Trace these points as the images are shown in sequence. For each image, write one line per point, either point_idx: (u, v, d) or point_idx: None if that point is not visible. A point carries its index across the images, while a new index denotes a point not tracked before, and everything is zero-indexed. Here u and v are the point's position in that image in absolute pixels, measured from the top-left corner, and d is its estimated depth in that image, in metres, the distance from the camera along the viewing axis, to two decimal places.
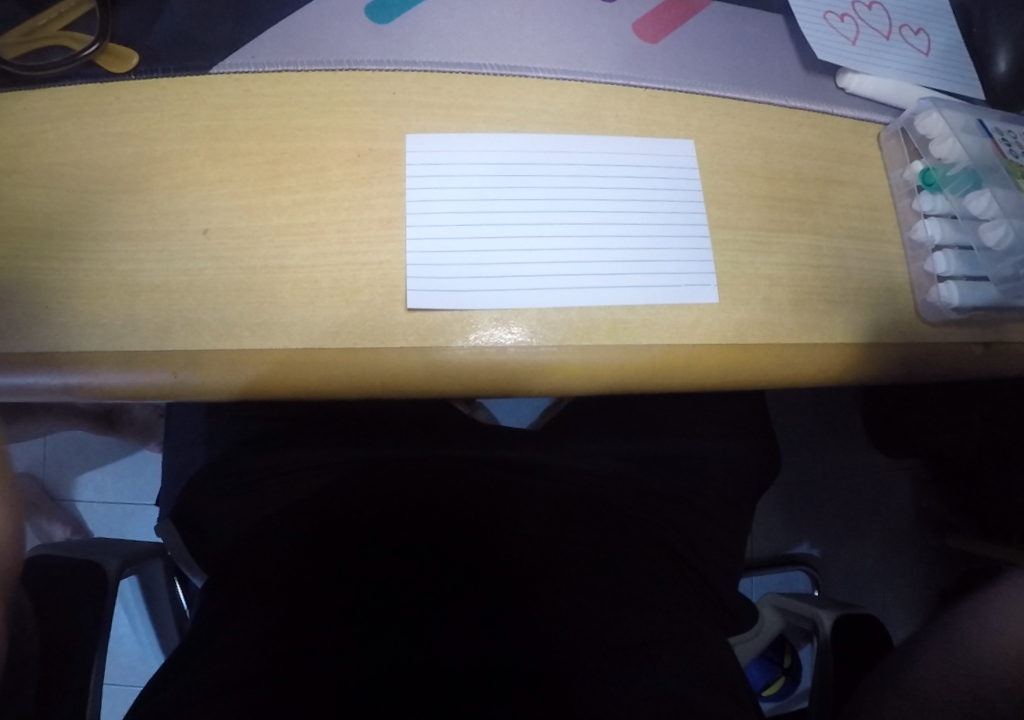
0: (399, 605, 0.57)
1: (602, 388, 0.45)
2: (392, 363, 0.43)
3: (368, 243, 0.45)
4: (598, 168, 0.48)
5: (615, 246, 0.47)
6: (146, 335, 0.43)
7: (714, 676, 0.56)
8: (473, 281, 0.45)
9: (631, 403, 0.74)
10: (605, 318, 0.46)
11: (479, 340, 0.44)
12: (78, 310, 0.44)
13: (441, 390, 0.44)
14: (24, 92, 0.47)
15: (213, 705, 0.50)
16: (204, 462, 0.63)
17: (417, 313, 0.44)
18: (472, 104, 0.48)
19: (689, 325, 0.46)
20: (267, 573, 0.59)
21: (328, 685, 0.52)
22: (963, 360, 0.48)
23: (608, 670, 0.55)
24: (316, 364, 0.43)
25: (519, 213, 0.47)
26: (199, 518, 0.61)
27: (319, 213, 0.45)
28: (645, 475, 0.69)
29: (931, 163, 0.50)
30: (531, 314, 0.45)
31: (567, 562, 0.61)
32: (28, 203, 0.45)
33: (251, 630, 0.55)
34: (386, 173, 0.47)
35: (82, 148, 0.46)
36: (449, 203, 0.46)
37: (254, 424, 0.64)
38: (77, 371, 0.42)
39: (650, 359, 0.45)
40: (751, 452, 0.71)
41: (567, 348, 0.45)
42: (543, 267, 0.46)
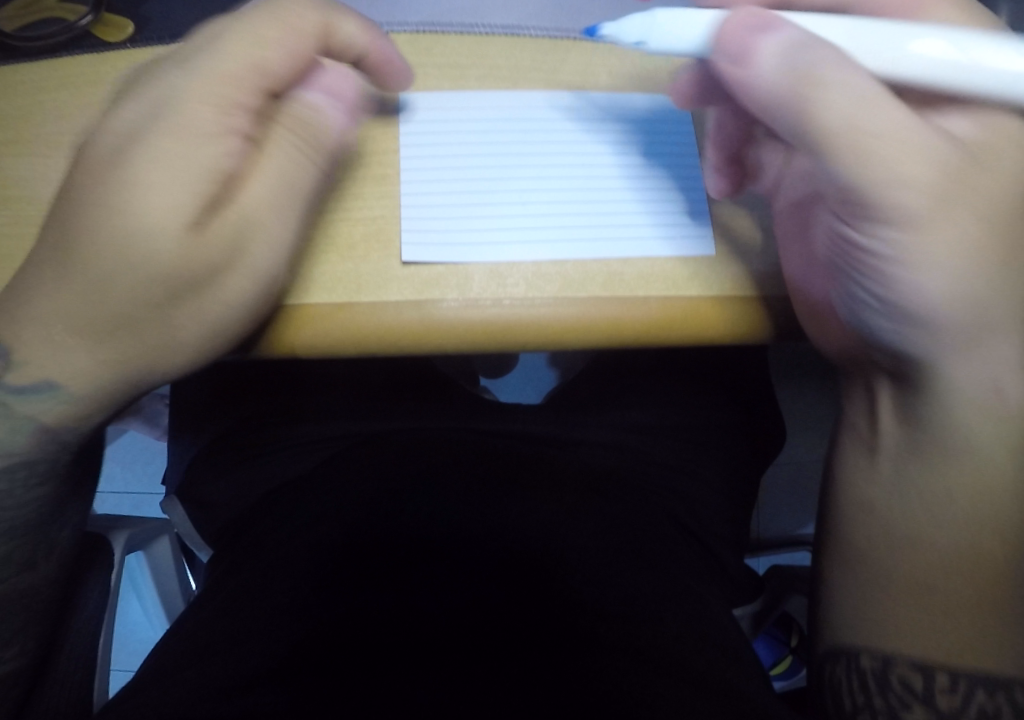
0: (385, 556, 0.58)
1: (593, 342, 0.46)
2: (389, 318, 0.45)
3: (358, 195, 0.48)
4: (592, 131, 0.49)
5: (601, 201, 0.48)
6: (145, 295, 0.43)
7: (715, 640, 0.57)
8: (473, 238, 0.47)
9: (621, 368, 0.77)
10: (601, 270, 0.47)
11: (473, 296, 0.46)
12: None
13: (440, 344, 0.45)
14: (24, 65, 0.53)
15: (206, 632, 0.56)
16: (208, 440, 0.73)
17: (411, 267, 0.46)
18: (466, 64, 0.50)
19: (686, 278, 0.47)
20: (266, 534, 0.64)
21: (298, 651, 0.52)
22: None
23: (608, 631, 0.54)
24: (315, 329, 0.45)
25: (512, 169, 0.48)
26: (205, 495, 0.71)
27: (320, 171, 0.48)
28: (645, 446, 0.72)
29: None
30: (526, 268, 0.46)
31: (564, 514, 0.63)
32: (31, 170, 0.51)
33: (239, 581, 0.60)
34: (380, 132, 0.49)
35: (81, 118, 0.52)
36: (449, 164, 0.48)
37: (256, 404, 0.72)
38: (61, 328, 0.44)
39: (647, 314, 0.46)
40: (738, 423, 0.75)
41: (563, 301, 0.46)
42: (534, 222, 0.47)
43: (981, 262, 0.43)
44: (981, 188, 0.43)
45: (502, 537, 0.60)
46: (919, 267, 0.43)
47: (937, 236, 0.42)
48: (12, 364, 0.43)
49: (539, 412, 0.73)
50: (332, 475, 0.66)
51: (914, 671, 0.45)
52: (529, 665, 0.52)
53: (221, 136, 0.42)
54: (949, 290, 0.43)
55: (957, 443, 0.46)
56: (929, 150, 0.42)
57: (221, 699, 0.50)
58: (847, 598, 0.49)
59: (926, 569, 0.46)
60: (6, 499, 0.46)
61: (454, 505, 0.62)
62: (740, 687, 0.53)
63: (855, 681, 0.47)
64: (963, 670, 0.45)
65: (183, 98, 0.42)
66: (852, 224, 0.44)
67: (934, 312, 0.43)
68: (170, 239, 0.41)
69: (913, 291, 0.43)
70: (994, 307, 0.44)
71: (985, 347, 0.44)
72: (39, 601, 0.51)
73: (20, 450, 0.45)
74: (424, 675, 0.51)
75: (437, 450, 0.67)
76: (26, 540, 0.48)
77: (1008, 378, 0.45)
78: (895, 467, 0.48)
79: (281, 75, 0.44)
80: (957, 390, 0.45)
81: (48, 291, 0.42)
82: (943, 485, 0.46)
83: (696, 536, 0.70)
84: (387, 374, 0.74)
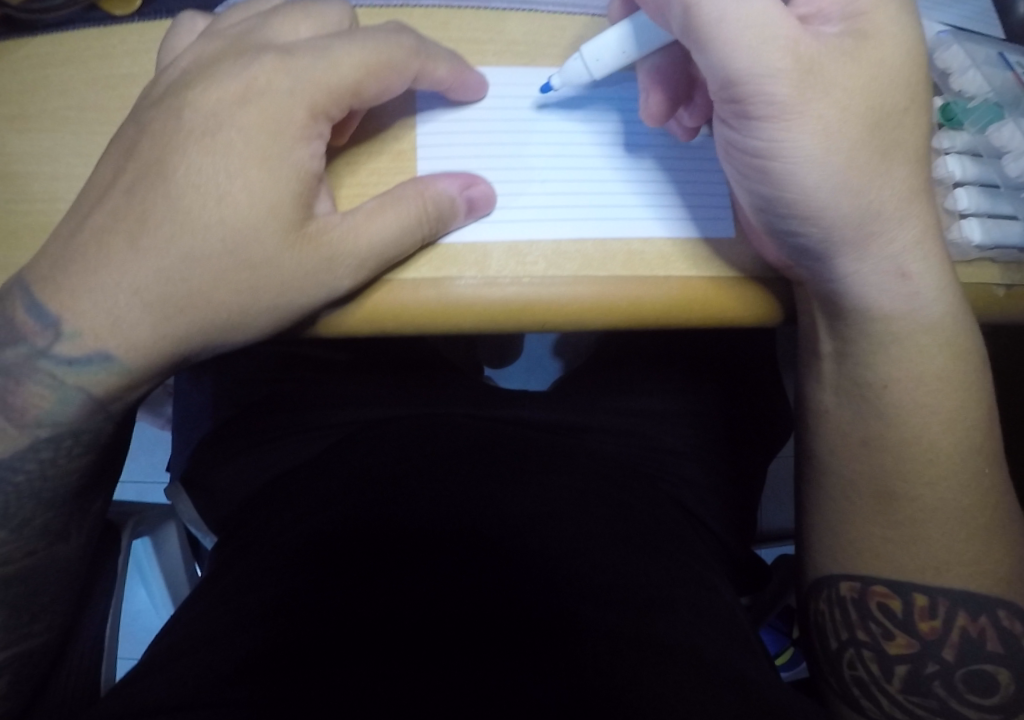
0: (385, 541, 0.57)
1: (610, 321, 0.48)
2: (407, 296, 0.47)
3: (378, 174, 0.50)
4: (587, 109, 0.52)
5: (623, 179, 0.51)
6: (171, 268, 0.44)
7: (730, 631, 0.56)
8: (499, 213, 0.49)
9: (623, 357, 0.77)
10: (622, 249, 0.49)
11: (491, 274, 0.48)
12: (101, 242, 0.45)
13: (458, 321, 0.47)
14: (29, 38, 0.53)
15: (209, 618, 0.55)
16: (215, 425, 0.72)
17: (432, 243, 0.48)
18: (484, 39, 0.52)
19: (708, 256, 0.49)
20: (268, 523, 0.63)
21: (297, 638, 0.51)
22: (979, 302, 0.52)
23: (619, 623, 0.52)
24: (340, 305, 0.47)
25: (532, 145, 0.50)
26: (208, 481, 0.70)
27: (347, 145, 0.50)
28: (650, 432, 0.72)
29: (953, 97, 0.53)
30: (547, 246, 0.48)
31: (568, 499, 0.61)
32: (36, 143, 0.50)
33: (242, 569, 0.59)
34: (398, 106, 0.51)
35: (84, 90, 0.51)
36: (473, 140, 0.51)
37: (264, 388, 0.72)
38: (85, 301, 0.44)
39: (667, 293, 0.48)
40: (742, 409, 0.75)
41: (583, 280, 0.48)
42: (557, 200, 0.49)
43: (856, 149, 0.45)
44: (846, 74, 0.44)
45: (506, 523, 0.58)
46: (809, 166, 0.45)
47: (812, 131, 0.44)
48: (63, 334, 0.45)
49: (546, 398, 0.73)
50: (333, 462, 0.66)
51: (889, 593, 0.53)
52: (532, 651, 0.50)
53: (310, 138, 0.45)
54: (841, 181, 0.45)
55: (879, 333, 0.51)
56: (786, 45, 0.43)
57: (225, 685, 0.49)
58: (833, 533, 0.55)
59: (906, 509, 0.53)
60: (50, 468, 0.48)
61: (455, 493, 0.60)
62: (755, 680, 0.52)
63: (839, 614, 0.55)
64: (941, 592, 0.52)
65: (242, 83, 0.45)
66: (738, 126, 0.46)
67: (831, 206, 0.46)
68: (263, 232, 0.44)
69: (809, 189, 0.45)
70: (881, 191, 0.46)
71: (881, 231, 0.48)
72: (70, 571, 0.53)
73: (68, 420, 0.47)
74: (427, 669, 0.49)
75: (441, 438, 0.66)
76: (61, 513, 0.51)
77: (909, 260, 0.49)
78: (837, 370, 0.54)
79: (368, 96, 0.47)
80: (863, 275, 0.49)
81: (113, 266, 0.44)
82: (911, 420, 0.52)
83: (703, 522, 0.69)
84: (394, 357, 0.74)
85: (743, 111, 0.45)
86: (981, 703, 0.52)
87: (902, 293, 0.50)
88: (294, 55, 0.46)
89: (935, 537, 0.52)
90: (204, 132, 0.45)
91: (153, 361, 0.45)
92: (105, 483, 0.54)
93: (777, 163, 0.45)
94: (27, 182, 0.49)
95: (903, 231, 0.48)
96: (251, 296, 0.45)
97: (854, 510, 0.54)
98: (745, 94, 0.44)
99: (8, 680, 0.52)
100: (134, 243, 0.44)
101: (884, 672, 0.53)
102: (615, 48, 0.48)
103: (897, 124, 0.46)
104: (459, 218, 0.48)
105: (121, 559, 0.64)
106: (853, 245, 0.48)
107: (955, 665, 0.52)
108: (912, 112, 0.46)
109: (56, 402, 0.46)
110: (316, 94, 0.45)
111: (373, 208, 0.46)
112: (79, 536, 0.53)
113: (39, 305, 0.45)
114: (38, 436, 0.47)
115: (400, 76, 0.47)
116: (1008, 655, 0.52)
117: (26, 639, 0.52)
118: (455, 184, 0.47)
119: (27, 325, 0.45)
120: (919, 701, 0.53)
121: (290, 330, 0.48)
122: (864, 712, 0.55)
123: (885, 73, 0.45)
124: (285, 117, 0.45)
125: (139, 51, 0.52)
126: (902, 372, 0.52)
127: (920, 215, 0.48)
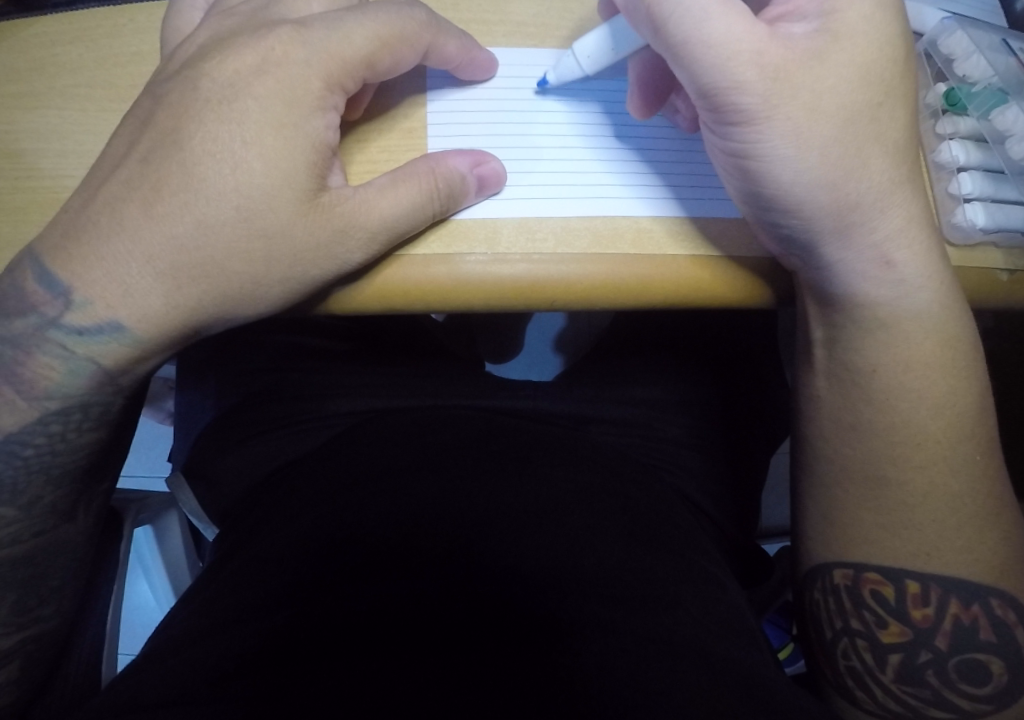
0: (379, 530, 0.56)
1: (617, 298, 0.48)
2: (416, 274, 0.47)
3: (389, 152, 0.50)
4: (596, 92, 0.52)
5: (632, 159, 0.51)
6: (182, 241, 0.44)
7: (733, 618, 0.56)
8: (509, 191, 0.49)
9: (624, 350, 0.77)
10: (632, 227, 0.49)
11: (500, 252, 0.48)
12: (111, 215, 0.45)
13: (466, 300, 0.48)
14: (37, 17, 0.53)
15: (206, 610, 0.55)
16: (216, 416, 0.72)
17: (442, 221, 0.48)
18: (493, 20, 0.53)
19: (718, 234, 0.50)
20: (267, 516, 0.63)
21: (289, 632, 0.50)
22: (980, 288, 0.52)
23: (622, 619, 0.51)
24: (350, 282, 0.48)
25: (540, 125, 0.51)
26: (208, 471, 0.70)
27: (359, 123, 0.50)
28: (652, 422, 0.72)
29: (956, 82, 0.53)
30: (556, 223, 0.49)
31: (567, 488, 0.60)
32: (45, 122, 0.51)
33: (238, 562, 0.58)
34: (408, 85, 0.51)
35: (93, 69, 0.52)
36: (481, 119, 0.51)
37: (265, 378, 0.72)
38: (95, 273, 0.44)
39: (676, 272, 0.49)
40: (743, 400, 0.75)
41: (591, 258, 0.48)
42: (566, 180, 0.50)
43: (833, 147, 0.45)
44: (814, 77, 0.44)
45: (507, 513, 0.57)
46: (785, 165, 0.45)
47: (784, 134, 0.44)
48: (73, 303, 0.45)
49: (548, 388, 0.72)
50: (332, 453, 0.65)
51: (883, 582, 0.53)
52: (527, 641, 0.49)
53: (325, 105, 0.45)
54: (818, 177, 0.46)
55: (869, 318, 0.51)
56: (751, 58, 0.43)
57: (217, 680, 0.48)
58: (827, 522, 0.55)
59: (899, 494, 0.53)
60: (59, 442, 0.48)
61: (452, 480, 0.59)
62: (762, 678, 0.50)
63: (833, 602, 0.55)
64: (935, 580, 0.53)
65: (252, 58, 0.45)
66: (716, 130, 0.46)
67: (811, 200, 0.46)
68: (277, 201, 0.44)
69: (788, 187, 0.46)
70: (860, 183, 0.46)
71: (864, 221, 0.48)
72: (78, 550, 0.53)
73: (77, 391, 0.47)
74: (424, 665, 0.47)
75: (444, 429, 0.65)
76: (69, 492, 0.51)
77: (895, 246, 0.49)
78: (829, 356, 0.54)
79: (381, 69, 0.47)
80: (849, 262, 0.49)
81: (126, 234, 0.44)
82: (914, 408, 0.52)
83: (703, 511, 0.69)
84: (395, 349, 0.74)
85: (718, 117, 0.45)
86: (974, 691, 0.52)
87: (887, 279, 0.50)
88: (309, 26, 0.46)
89: (932, 524, 0.53)
90: (216, 104, 0.45)
91: (161, 335, 0.46)
92: (115, 461, 0.53)
93: (755, 162, 0.46)
94: (36, 161, 0.50)
95: (886, 221, 0.48)
96: (264, 266, 0.45)
97: (848, 498, 0.54)
98: (718, 101, 0.44)
99: (19, 665, 0.52)
100: (143, 216, 0.44)
101: (878, 661, 0.54)
102: (601, 46, 0.48)
103: (872, 118, 0.46)
104: (469, 196, 0.48)
105: (126, 543, 0.64)
106: (836, 235, 0.48)
107: (948, 654, 0.52)
108: (888, 105, 0.46)
109: (65, 373, 0.46)
110: (331, 62, 0.45)
111: (385, 183, 0.46)
112: (87, 510, 0.53)
113: (50, 274, 0.45)
114: (47, 409, 0.47)
115: (412, 52, 0.47)
116: (1001, 644, 0.53)
117: (36, 623, 0.52)
118: (466, 161, 0.48)
119: (37, 295, 0.45)
120: (912, 691, 0.53)
121: (298, 307, 0.48)
122: (857, 702, 0.55)
123: (856, 71, 0.45)
124: (304, 94, 0.45)
125: (148, 29, 0.52)
126: (890, 357, 0.52)
127: (905, 204, 0.48)
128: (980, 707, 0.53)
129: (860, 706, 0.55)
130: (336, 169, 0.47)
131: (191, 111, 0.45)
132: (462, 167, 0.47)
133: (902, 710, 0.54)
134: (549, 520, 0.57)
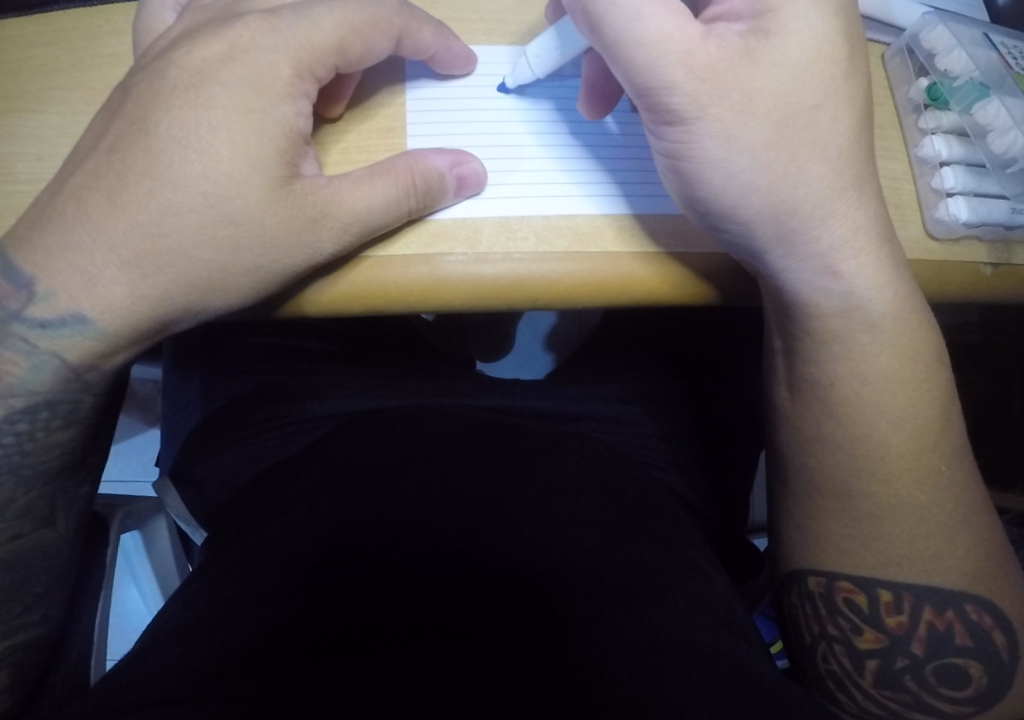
0: (368, 530, 0.55)
1: (597, 296, 0.48)
2: (396, 275, 0.47)
3: (368, 151, 0.50)
4: (574, 91, 0.52)
5: (612, 155, 0.51)
6: (150, 240, 0.44)
7: (720, 613, 0.55)
8: (489, 191, 0.49)
9: (612, 348, 0.76)
10: (614, 224, 0.49)
11: (481, 252, 0.48)
12: (77, 213, 0.44)
13: (445, 300, 0.47)
14: (14, 17, 0.53)
15: (189, 611, 0.55)
16: (202, 417, 0.72)
17: (420, 221, 0.48)
18: (472, 18, 0.53)
19: (697, 230, 0.50)
20: (253, 517, 0.62)
21: (277, 633, 0.50)
22: (967, 281, 0.52)
23: (608, 614, 0.50)
24: (324, 283, 0.47)
25: (516, 126, 0.51)
26: (194, 474, 0.70)
27: (337, 123, 0.50)
28: (640, 417, 0.72)
29: (938, 77, 0.53)
30: (537, 221, 0.49)
31: (558, 484, 0.60)
32: (16, 121, 0.50)
33: (225, 564, 0.58)
34: (386, 83, 0.51)
35: (66, 69, 0.51)
36: (457, 118, 0.51)
37: (253, 379, 0.72)
38: (61, 270, 0.44)
39: (658, 268, 0.49)
40: (728, 396, 0.75)
41: (572, 256, 0.48)
42: (546, 178, 0.50)
43: (767, 149, 0.45)
44: (745, 76, 0.44)
45: (493, 509, 0.56)
46: (716, 168, 0.45)
47: (716, 135, 0.44)
48: (37, 296, 0.45)
49: (536, 384, 0.72)
50: (319, 453, 0.65)
51: (855, 590, 0.54)
52: (516, 640, 0.49)
53: (295, 95, 0.45)
54: (755, 181, 0.45)
55: (822, 330, 0.51)
56: (681, 57, 0.43)
57: (201, 681, 0.48)
58: (801, 527, 0.55)
59: (867, 506, 0.53)
60: (29, 442, 0.48)
61: (441, 477, 0.59)
62: (749, 669, 0.50)
63: (810, 607, 0.56)
64: (905, 588, 0.53)
65: (223, 58, 0.45)
66: (651, 129, 0.46)
67: (746, 207, 0.46)
68: (245, 187, 0.44)
69: (726, 188, 0.45)
70: (796, 189, 0.46)
71: (803, 229, 0.47)
72: (58, 554, 0.53)
73: (43, 388, 0.47)
74: (407, 665, 0.47)
75: (431, 426, 0.65)
76: (43, 494, 0.50)
77: (842, 256, 0.48)
78: None
79: (351, 56, 0.46)
80: (793, 272, 0.49)
81: (89, 223, 0.44)
82: (896, 403, 0.52)
83: (689, 507, 0.69)
84: (384, 347, 0.74)
85: (651, 115, 0.45)
86: (953, 695, 0.53)
87: (835, 291, 0.49)
88: (277, 15, 0.46)
89: (907, 529, 0.52)
90: (186, 101, 0.45)
91: (129, 330, 0.45)
92: (93, 461, 0.53)
93: (687, 163, 0.46)
94: (7, 163, 0.49)
95: (830, 229, 0.47)
96: (233, 255, 0.45)
97: (819, 504, 0.54)
98: (650, 99, 0.44)
99: (10, 674, 0.52)
100: (111, 211, 0.44)
101: (856, 666, 0.54)
102: (548, 46, 0.48)
103: (808, 124, 0.45)
104: (445, 197, 0.47)
105: (111, 543, 0.64)
106: (777, 244, 0.47)
107: (925, 659, 0.53)
108: (827, 109, 0.45)
109: (30, 368, 0.46)
110: (300, 51, 0.45)
111: (361, 179, 0.46)
112: (63, 512, 0.52)
113: (13, 268, 0.45)
114: (13, 407, 0.47)
115: (384, 40, 0.47)
116: (978, 649, 0.53)
117: (22, 630, 0.52)
118: (444, 160, 0.47)
119: (2, 289, 0.45)
120: (891, 695, 0.54)
121: (274, 304, 0.48)
122: (839, 702, 0.56)
123: (788, 72, 0.45)
124: (277, 91, 0.45)
125: (124, 31, 0.52)
126: (852, 368, 0.51)
127: (849, 211, 0.47)
128: (960, 709, 0.53)
129: (843, 705, 0.56)
130: (309, 161, 0.47)
131: (162, 108, 0.45)
132: (440, 163, 0.47)
133: (884, 711, 0.54)
134: (535, 514, 0.57)
